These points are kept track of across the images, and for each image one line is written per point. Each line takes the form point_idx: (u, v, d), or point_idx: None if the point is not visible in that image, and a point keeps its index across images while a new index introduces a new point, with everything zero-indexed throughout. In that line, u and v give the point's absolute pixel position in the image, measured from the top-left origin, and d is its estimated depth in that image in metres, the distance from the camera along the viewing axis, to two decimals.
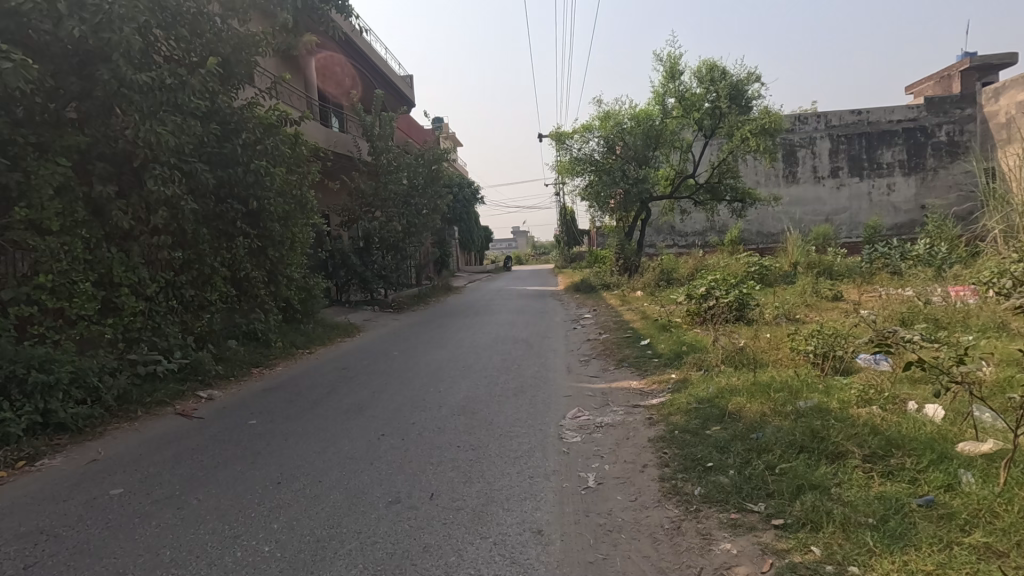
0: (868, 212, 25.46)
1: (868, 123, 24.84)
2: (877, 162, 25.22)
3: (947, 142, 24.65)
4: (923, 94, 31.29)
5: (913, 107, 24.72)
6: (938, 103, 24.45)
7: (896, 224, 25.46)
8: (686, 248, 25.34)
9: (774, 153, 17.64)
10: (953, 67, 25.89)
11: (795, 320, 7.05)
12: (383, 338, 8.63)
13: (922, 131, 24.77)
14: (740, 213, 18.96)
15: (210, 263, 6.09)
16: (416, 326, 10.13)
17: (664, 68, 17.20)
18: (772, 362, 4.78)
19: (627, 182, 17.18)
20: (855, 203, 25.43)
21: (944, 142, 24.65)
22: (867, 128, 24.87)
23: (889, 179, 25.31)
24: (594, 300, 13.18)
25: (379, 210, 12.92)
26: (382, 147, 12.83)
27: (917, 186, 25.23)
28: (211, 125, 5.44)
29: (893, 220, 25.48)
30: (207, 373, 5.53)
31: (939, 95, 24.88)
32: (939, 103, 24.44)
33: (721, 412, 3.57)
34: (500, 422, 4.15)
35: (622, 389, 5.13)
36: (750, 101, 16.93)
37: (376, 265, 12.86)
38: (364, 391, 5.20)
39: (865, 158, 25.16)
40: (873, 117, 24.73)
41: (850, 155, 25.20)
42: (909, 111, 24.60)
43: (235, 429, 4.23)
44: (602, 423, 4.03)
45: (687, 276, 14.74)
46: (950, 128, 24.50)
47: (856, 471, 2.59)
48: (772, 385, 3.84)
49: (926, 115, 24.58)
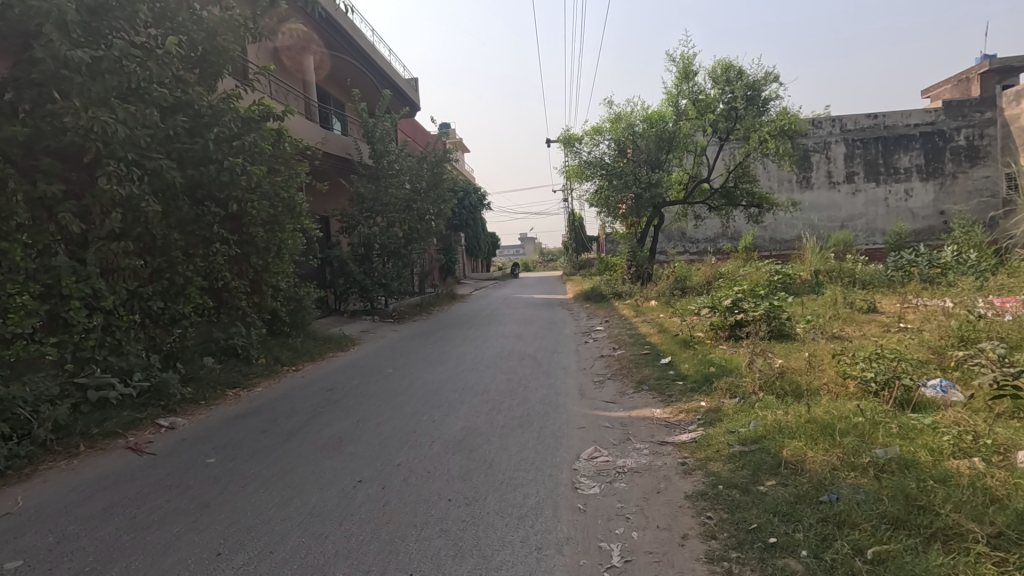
0: (885, 218, 24.60)
1: (885, 127, 24.07)
2: (894, 167, 24.37)
3: (967, 146, 23.80)
4: (942, 98, 30.39)
5: (930, 111, 23.97)
6: (956, 106, 23.67)
7: (916, 230, 24.57)
8: (699, 255, 24.62)
9: (793, 156, 16.90)
10: (973, 69, 25.04)
11: (832, 337, 6.33)
12: (379, 352, 7.99)
13: (941, 135, 23.94)
14: (756, 219, 18.21)
15: (182, 272, 5.48)
16: (416, 338, 9.48)
17: (677, 69, 16.58)
18: (822, 393, 4.06)
19: (638, 187, 16.50)
20: (871, 209, 24.58)
21: (964, 146, 23.80)
22: (884, 132, 24.07)
23: (906, 185, 24.44)
24: (606, 310, 12.47)
25: (380, 215, 12.33)
26: (383, 149, 12.24)
27: (936, 192, 24.36)
28: (177, 117, 4.86)
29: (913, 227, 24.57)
30: (172, 397, 4.90)
31: (959, 98, 24.10)
32: (958, 106, 23.67)
33: (775, 460, 2.87)
34: (502, 464, 3.47)
35: (644, 419, 4.44)
36: (766, 103, 16.24)
37: (376, 273, 12.27)
38: (347, 421, 4.52)
39: (881, 162, 24.30)
40: (889, 121, 23.96)
41: (865, 160, 24.37)
42: (926, 114, 23.87)
43: (189, 470, 3.56)
44: (625, 468, 3.34)
45: (702, 284, 14.02)
46: (969, 132, 23.69)
47: (984, 564, 1.90)
48: (832, 424, 3.14)
49: (945, 119, 23.81)
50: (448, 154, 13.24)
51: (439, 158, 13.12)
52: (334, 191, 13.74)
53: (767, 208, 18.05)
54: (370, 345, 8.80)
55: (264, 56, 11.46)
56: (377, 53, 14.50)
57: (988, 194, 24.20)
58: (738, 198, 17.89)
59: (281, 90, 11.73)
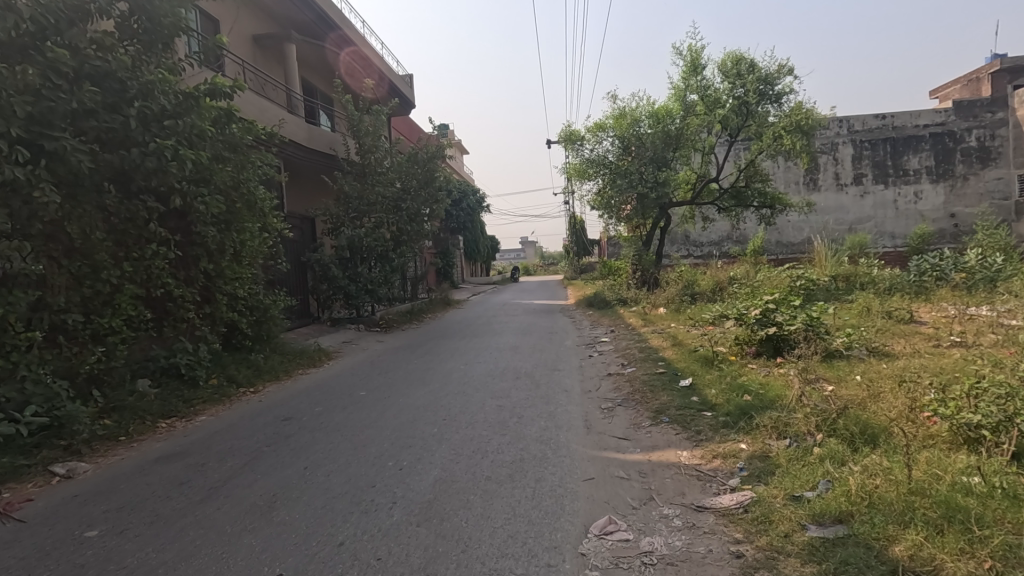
0: (895, 220, 23.64)
1: (893, 128, 23.14)
2: (903, 169, 23.45)
3: (978, 147, 22.93)
4: (950, 98, 29.48)
5: (940, 111, 23.11)
6: (967, 106, 22.84)
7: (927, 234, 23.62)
8: (703, 259, 23.71)
9: (809, 154, 15.94)
10: (985, 68, 24.15)
11: (882, 356, 5.41)
12: (357, 369, 7.05)
13: (951, 136, 23.01)
14: (768, 221, 17.24)
15: (108, 279, 4.56)
16: (402, 351, 8.53)
17: (685, 62, 15.65)
18: (908, 441, 3.13)
19: (644, 186, 15.50)
20: (880, 211, 23.64)
21: (975, 147, 22.92)
22: (893, 133, 23.15)
23: (916, 187, 23.54)
24: (611, 318, 11.51)
25: (366, 216, 11.40)
26: (370, 144, 11.28)
27: (946, 194, 23.41)
28: (87, 87, 3.94)
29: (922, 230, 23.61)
30: (77, 434, 3.95)
31: (969, 98, 23.28)
32: (969, 106, 22.84)
33: (889, 568, 1.93)
34: (482, 548, 2.51)
35: (669, 467, 3.49)
36: (780, 97, 15.30)
37: (362, 278, 11.30)
38: (292, 469, 3.56)
39: (890, 164, 23.37)
40: (898, 122, 23.05)
41: (874, 162, 23.42)
42: (936, 115, 23.00)
43: (55, 550, 2.62)
44: (653, 555, 2.39)
45: (712, 291, 13.06)
46: (980, 133, 22.85)
47: None
48: (959, 502, 2.20)
49: (955, 119, 22.92)
50: (441, 150, 12.27)
51: (430, 154, 12.12)
52: (318, 189, 12.77)
53: (779, 209, 17.09)
54: (349, 359, 7.86)
55: (238, 41, 10.59)
56: (366, 43, 13.56)
57: (1000, 196, 23.31)
58: (747, 199, 16.93)
59: (259, 80, 10.81)
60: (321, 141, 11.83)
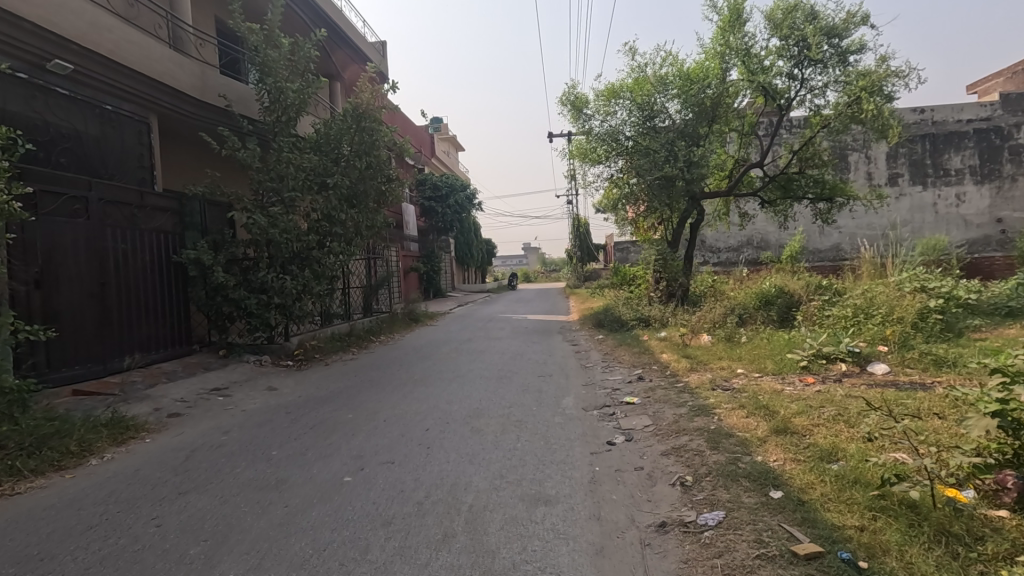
0: (932, 227, 19.91)
1: (932, 123, 19.47)
2: (944, 168, 19.77)
3: None
4: (989, 92, 25.62)
5: (985, 104, 19.42)
6: (1017, 98, 19.19)
7: (968, 241, 19.86)
8: (725, 267, 20.20)
9: (880, 134, 12.10)
10: None
11: None
12: (137, 478, 3.47)
13: (997, 132, 19.31)
14: (822, 219, 13.56)
15: None
16: (277, 419, 4.87)
17: (722, 13, 11.88)
18: None
19: (674, 167, 11.71)
20: (918, 216, 19.95)
21: None
22: (933, 128, 19.47)
23: (958, 189, 19.76)
24: (635, 350, 7.76)
25: (275, 195, 7.77)
26: (276, 89, 7.69)
27: (992, 197, 19.70)
28: None
29: (963, 236, 19.86)
30: None
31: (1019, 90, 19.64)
32: (1019, 99, 19.15)
33: None
34: None
35: None
36: (843, 57, 11.57)
37: (267, 286, 7.66)
38: None
39: (930, 162, 19.75)
40: (939, 116, 19.39)
41: (912, 160, 19.81)
42: (981, 108, 19.31)
43: None
44: None
45: (759, 313, 9.36)
46: None
47: None
48: None
49: (1002, 113, 19.22)
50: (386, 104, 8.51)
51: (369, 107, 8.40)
52: (210, 160, 9.21)
53: (838, 203, 13.36)
54: (159, 441, 4.23)
55: None
56: None
57: None
58: (798, 189, 13.31)
59: None
60: (214, 91, 8.35)
